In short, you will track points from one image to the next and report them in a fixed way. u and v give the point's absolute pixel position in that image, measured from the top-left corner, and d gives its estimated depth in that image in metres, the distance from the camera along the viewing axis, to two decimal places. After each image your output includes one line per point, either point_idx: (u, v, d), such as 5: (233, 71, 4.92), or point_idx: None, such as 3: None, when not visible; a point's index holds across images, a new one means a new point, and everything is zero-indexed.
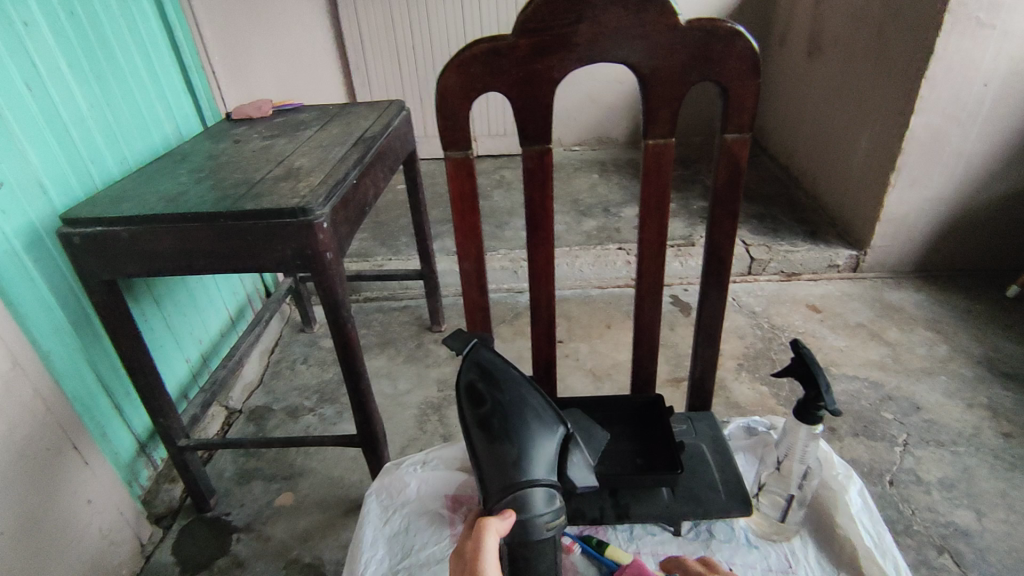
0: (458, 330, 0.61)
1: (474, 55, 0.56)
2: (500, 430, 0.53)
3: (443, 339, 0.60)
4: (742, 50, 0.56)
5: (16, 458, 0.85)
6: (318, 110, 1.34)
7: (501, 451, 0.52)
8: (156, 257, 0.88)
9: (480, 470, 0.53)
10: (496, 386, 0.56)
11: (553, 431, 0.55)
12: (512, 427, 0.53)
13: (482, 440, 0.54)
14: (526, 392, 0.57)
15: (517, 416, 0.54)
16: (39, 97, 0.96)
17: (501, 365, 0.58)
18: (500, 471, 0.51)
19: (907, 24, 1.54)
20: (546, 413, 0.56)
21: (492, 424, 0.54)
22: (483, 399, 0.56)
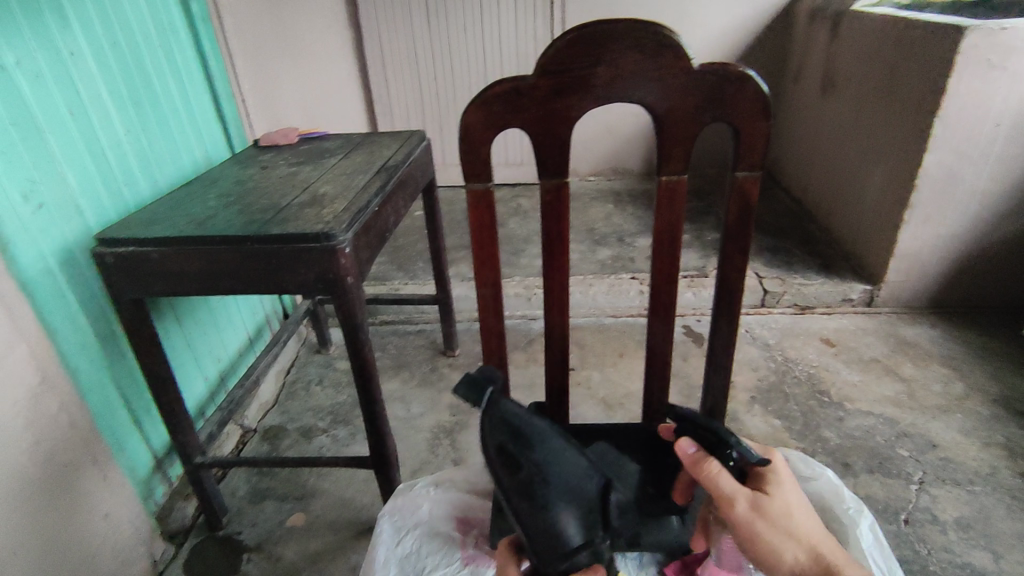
0: (473, 381, 0.61)
1: (496, 94, 0.58)
2: (543, 495, 0.57)
3: (461, 394, 0.60)
4: (754, 93, 0.58)
5: (41, 470, 0.88)
6: (343, 138, 1.38)
7: (546, 518, 0.56)
8: (184, 277, 0.92)
9: (529, 534, 0.57)
10: (526, 447, 0.59)
11: (591, 484, 0.58)
12: (555, 490, 0.57)
13: (526, 505, 0.57)
14: (557, 450, 0.60)
15: (556, 478, 0.58)
16: (80, 123, 1.01)
17: (524, 420, 0.61)
18: (553, 537, 0.55)
19: (918, 65, 1.57)
20: (581, 466, 0.60)
21: (532, 488, 0.57)
22: (517, 465, 0.58)
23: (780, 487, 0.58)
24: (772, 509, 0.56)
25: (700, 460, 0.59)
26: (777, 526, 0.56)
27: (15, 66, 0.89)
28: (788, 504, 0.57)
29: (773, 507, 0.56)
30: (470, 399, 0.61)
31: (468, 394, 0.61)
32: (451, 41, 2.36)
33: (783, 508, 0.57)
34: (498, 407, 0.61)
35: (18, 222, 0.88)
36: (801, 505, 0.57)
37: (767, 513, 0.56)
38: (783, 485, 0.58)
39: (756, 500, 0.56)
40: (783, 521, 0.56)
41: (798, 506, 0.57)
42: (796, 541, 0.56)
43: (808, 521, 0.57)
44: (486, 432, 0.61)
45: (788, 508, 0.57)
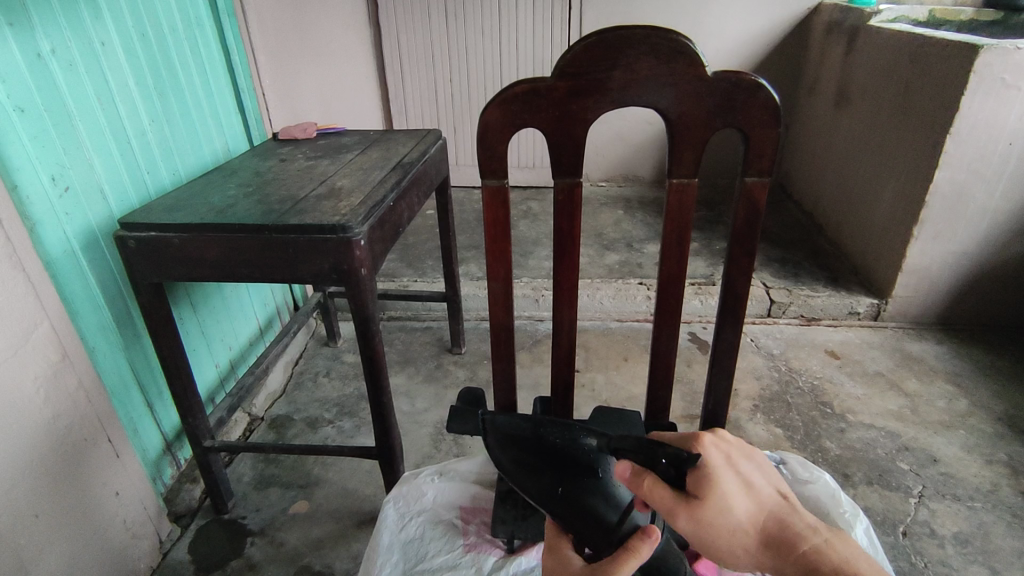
0: (459, 413, 0.68)
1: (516, 94, 0.60)
2: (573, 487, 0.60)
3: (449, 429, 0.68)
4: (764, 100, 0.60)
5: (58, 445, 0.90)
6: (360, 135, 1.41)
7: (584, 506, 0.59)
8: (202, 263, 0.94)
9: (574, 528, 0.59)
10: (540, 449, 0.62)
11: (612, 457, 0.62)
12: (580, 476, 0.60)
13: (559, 502, 0.60)
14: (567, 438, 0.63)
15: (580, 467, 0.60)
16: (108, 111, 1.04)
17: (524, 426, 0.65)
18: (596, 521, 0.58)
19: (932, 82, 1.58)
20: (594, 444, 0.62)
21: (559, 485, 0.60)
22: (538, 468, 0.62)
23: (716, 480, 0.50)
24: (715, 513, 0.49)
25: (637, 483, 0.52)
26: (722, 530, 0.49)
27: (49, 53, 0.92)
28: (730, 498, 0.50)
29: (714, 511, 0.49)
30: (469, 424, 0.68)
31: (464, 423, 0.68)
32: (469, 43, 2.39)
33: (727, 505, 0.49)
34: (499, 424, 0.66)
35: (45, 204, 0.90)
36: (740, 489, 0.51)
37: (710, 521, 0.49)
38: (718, 475, 0.50)
39: (695, 511, 0.49)
40: (730, 520, 0.49)
41: (737, 495, 0.50)
42: (747, 536, 0.49)
43: (753, 504, 0.50)
44: (497, 449, 0.65)
45: (729, 504, 0.49)
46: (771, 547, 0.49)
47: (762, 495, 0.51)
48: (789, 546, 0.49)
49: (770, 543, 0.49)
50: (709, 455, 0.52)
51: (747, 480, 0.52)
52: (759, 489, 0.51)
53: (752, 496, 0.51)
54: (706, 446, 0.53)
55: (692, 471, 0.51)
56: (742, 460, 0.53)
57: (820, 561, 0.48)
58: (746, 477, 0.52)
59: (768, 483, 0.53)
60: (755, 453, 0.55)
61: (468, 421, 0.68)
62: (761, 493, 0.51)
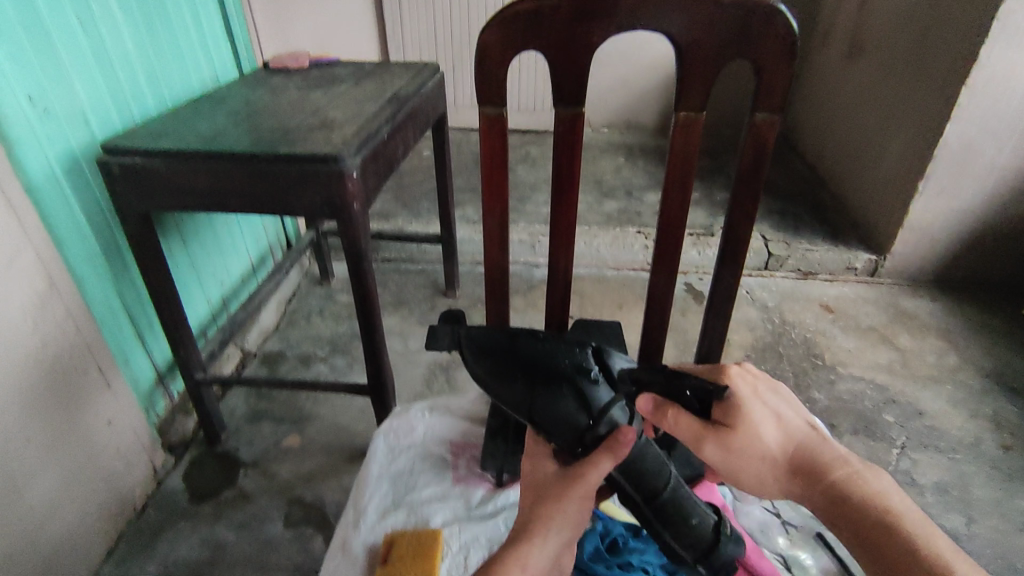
0: (432, 331, 0.63)
1: (517, 15, 0.57)
2: (548, 394, 0.59)
3: (427, 348, 0.62)
4: (781, 30, 0.56)
5: (47, 373, 0.90)
6: (354, 66, 1.35)
7: (559, 411, 0.58)
8: (190, 192, 0.91)
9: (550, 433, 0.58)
10: (513, 361, 0.61)
11: (585, 360, 0.61)
12: (554, 384, 0.59)
13: (536, 409, 0.59)
14: (539, 348, 0.61)
15: (552, 374, 0.59)
16: (88, 28, 0.99)
17: (497, 339, 0.62)
18: (571, 425, 0.57)
19: (952, 29, 1.51)
20: (566, 351, 0.61)
21: (535, 394, 0.59)
22: (516, 377, 0.60)
23: (744, 411, 0.54)
24: (744, 443, 0.54)
25: (659, 414, 0.54)
26: (750, 456, 0.54)
27: None
28: (758, 428, 0.54)
29: (742, 440, 0.53)
30: (442, 341, 0.63)
31: (440, 339, 0.63)
32: None
33: (756, 435, 0.54)
34: (471, 338, 0.62)
35: (25, 125, 0.86)
36: (769, 420, 0.55)
37: (738, 449, 0.53)
38: (747, 406, 0.54)
39: (722, 439, 0.53)
40: (758, 448, 0.54)
41: (765, 425, 0.54)
42: (774, 462, 0.54)
43: (781, 435, 0.55)
44: (471, 362, 0.62)
45: (758, 434, 0.54)
46: (797, 473, 0.54)
47: (791, 427, 0.55)
48: (815, 473, 0.54)
49: (796, 471, 0.54)
50: (736, 387, 0.55)
51: (778, 412, 0.55)
52: (788, 420, 0.55)
53: (781, 426, 0.55)
54: (735, 379, 0.56)
55: (720, 402, 0.54)
56: (770, 392, 0.56)
57: (848, 489, 0.52)
58: (776, 409, 0.56)
59: (797, 414, 0.57)
60: (787, 384, 0.58)
61: (442, 339, 0.63)
62: (790, 424, 0.55)
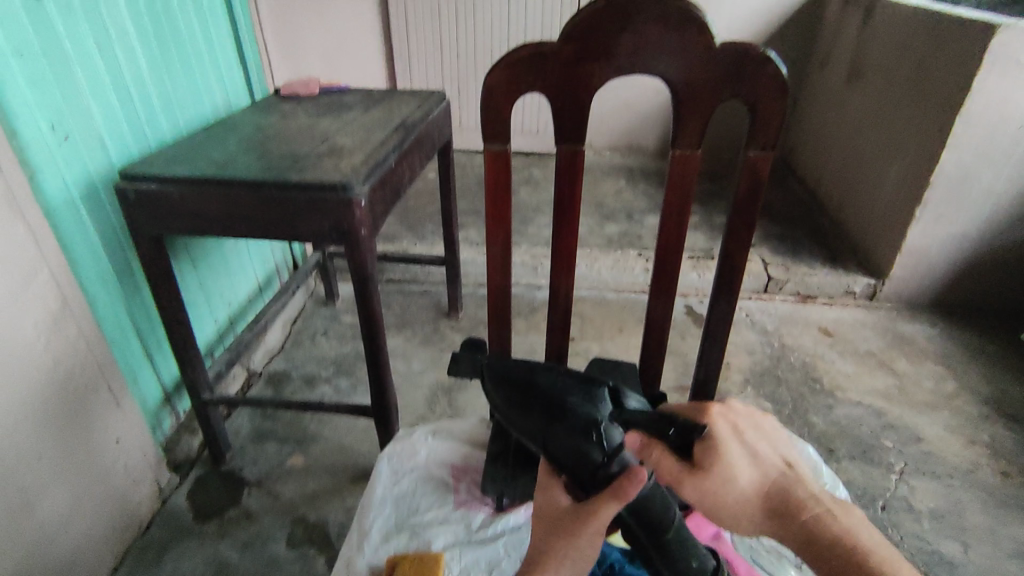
0: (456, 357, 0.70)
1: (521, 57, 0.60)
2: (561, 425, 0.59)
3: (449, 372, 0.69)
4: (773, 73, 0.59)
5: (60, 392, 0.92)
6: (363, 94, 1.39)
7: (570, 444, 0.58)
8: (202, 218, 0.94)
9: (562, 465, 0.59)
10: (531, 392, 0.63)
11: (601, 397, 0.61)
12: (568, 415, 0.60)
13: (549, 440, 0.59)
14: (556, 381, 0.63)
15: (567, 406, 0.60)
16: (107, 58, 1.03)
17: (517, 370, 0.65)
18: (582, 458, 0.57)
19: (947, 60, 1.55)
20: (583, 387, 0.62)
21: (548, 424, 0.60)
22: (531, 407, 0.62)
23: (723, 452, 0.56)
24: (722, 483, 0.55)
25: (645, 452, 0.57)
26: (727, 497, 0.55)
27: None
28: (734, 470, 0.56)
29: (720, 480, 0.55)
30: (466, 369, 0.69)
31: (462, 366, 0.69)
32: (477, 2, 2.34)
33: (732, 476, 0.55)
34: (491, 368, 0.66)
35: (45, 152, 0.90)
36: (743, 460, 0.57)
37: (715, 490, 0.55)
38: (725, 448, 0.57)
39: (699, 481, 0.55)
40: (737, 490, 0.55)
41: (742, 467, 0.56)
42: (751, 503, 0.55)
43: (756, 474, 0.57)
44: (491, 391, 0.65)
45: (735, 476, 0.55)
46: (773, 513, 0.56)
47: (766, 467, 0.57)
48: (789, 512, 0.55)
49: (771, 512, 0.56)
50: (714, 427, 0.58)
51: (752, 451, 0.58)
52: (763, 461, 0.57)
53: (757, 465, 0.57)
54: (713, 419, 0.59)
55: (697, 441, 0.56)
56: (745, 432, 0.59)
57: (819, 529, 0.54)
58: (750, 448, 0.58)
59: (773, 453, 0.59)
60: (761, 425, 0.61)
61: (464, 367, 0.69)
62: (767, 464, 0.57)
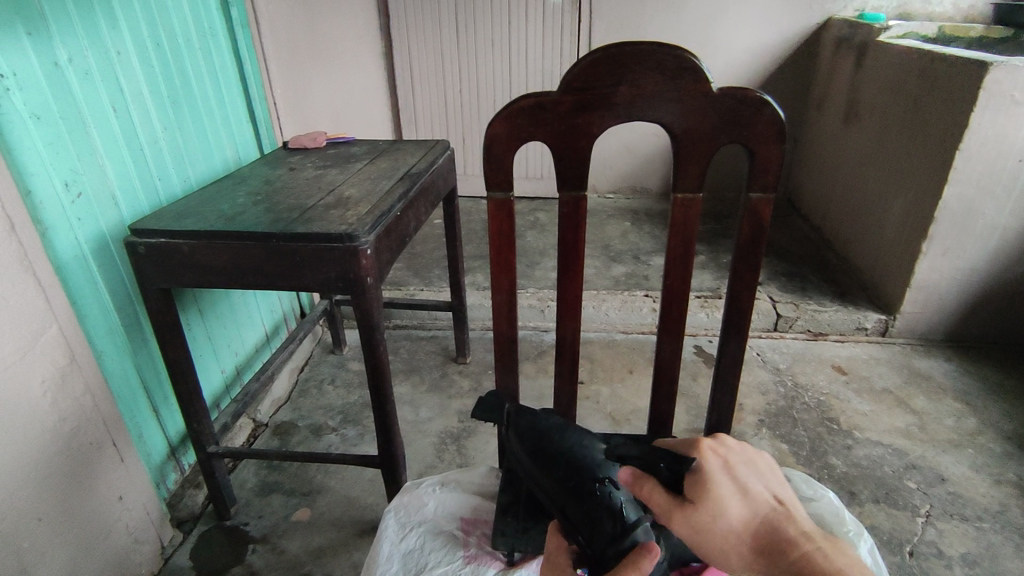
0: (483, 401, 0.70)
1: (522, 107, 0.61)
2: (581, 486, 0.60)
3: (472, 412, 0.70)
4: (770, 117, 0.60)
5: (64, 449, 0.91)
6: (369, 145, 1.42)
7: (588, 509, 0.58)
8: (210, 270, 0.95)
9: (575, 530, 0.58)
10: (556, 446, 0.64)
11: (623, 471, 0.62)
12: (590, 477, 0.60)
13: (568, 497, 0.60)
14: (581, 444, 0.64)
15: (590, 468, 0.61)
16: (121, 118, 1.06)
17: (543, 425, 0.66)
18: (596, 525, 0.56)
19: (942, 98, 1.58)
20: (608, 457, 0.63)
21: (571, 481, 0.60)
22: (556, 463, 0.63)
23: (711, 486, 0.51)
24: (709, 518, 0.50)
25: (635, 484, 0.53)
26: (714, 532, 0.50)
27: (66, 62, 0.94)
28: (723, 503, 0.51)
29: (709, 516, 0.50)
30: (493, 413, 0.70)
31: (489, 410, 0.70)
32: (479, 54, 2.41)
33: (720, 511, 0.50)
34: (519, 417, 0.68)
35: (58, 210, 0.92)
36: (735, 495, 0.52)
37: (702, 525, 0.50)
38: (714, 480, 0.52)
39: (688, 513, 0.51)
40: (726, 526, 0.50)
41: (731, 501, 0.51)
42: (739, 541, 0.50)
43: (747, 509, 0.51)
44: (515, 440, 0.67)
45: (722, 509, 0.51)
46: (764, 554, 0.50)
47: (757, 501, 0.52)
48: (782, 556, 0.49)
49: (763, 550, 0.50)
50: (706, 460, 0.53)
51: (743, 486, 0.52)
52: (754, 495, 0.52)
53: (749, 501, 0.52)
54: (705, 452, 0.54)
55: (688, 476, 0.52)
56: (741, 466, 0.54)
57: (815, 570, 0.48)
58: (741, 482, 0.53)
59: (764, 488, 0.53)
60: (759, 458, 0.56)
61: (490, 412, 0.70)
62: (757, 498, 0.52)
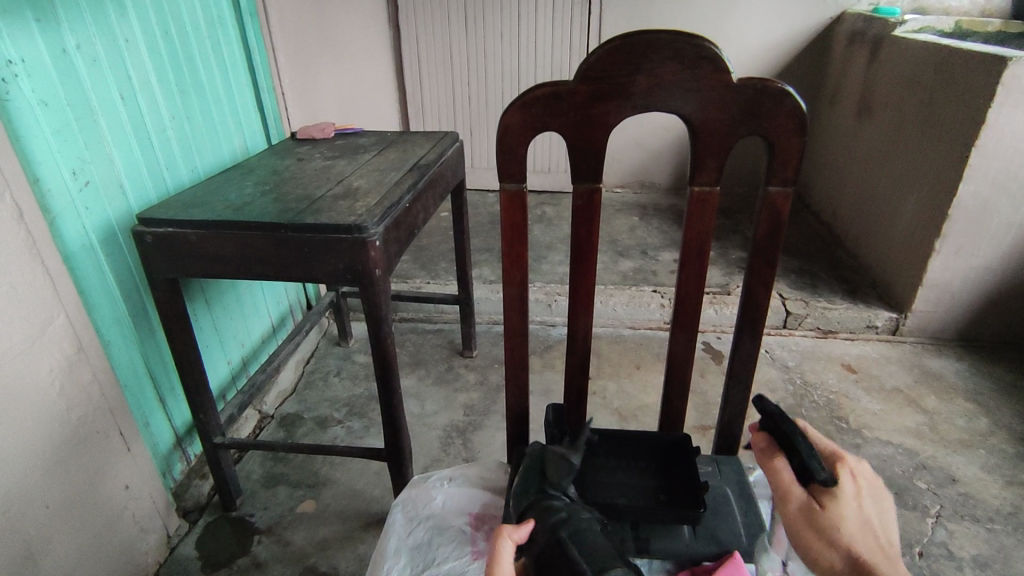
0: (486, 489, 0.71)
1: (537, 97, 0.60)
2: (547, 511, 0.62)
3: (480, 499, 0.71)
4: (791, 108, 0.59)
5: (70, 438, 0.91)
6: (377, 136, 1.41)
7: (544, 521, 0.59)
8: (217, 260, 0.94)
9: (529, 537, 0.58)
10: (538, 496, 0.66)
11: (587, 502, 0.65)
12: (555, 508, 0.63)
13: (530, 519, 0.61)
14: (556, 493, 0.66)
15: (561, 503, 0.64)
16: (129, 106, 1.05)
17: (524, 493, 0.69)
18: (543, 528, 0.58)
19: (957, 94, 1.55)
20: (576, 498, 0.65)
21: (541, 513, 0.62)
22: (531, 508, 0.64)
23: (838, 502, 0.53)
24: (822, 522, 0.53)
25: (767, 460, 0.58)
26: (820, 532, 0.53)
27: (74, 49, 0.93)
28: (842, 518, 0.53)
29: (825, 519, 0.53)
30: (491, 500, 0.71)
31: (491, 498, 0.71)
32: (488, 46, 2.39)
33: (835, 525, 0.52)
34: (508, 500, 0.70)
35: (65, 197, 0.91)
36: (856, 520, 0.53)
37: (814, 521, 0.53)
38: (842, 500, 0.53)
39: (807, 504, 0.54)
40: (834, 535, 0.52)
41: (851, 522, 0.53)
42: (837, 554, 0.52)
43: (861, 538, 0.52)
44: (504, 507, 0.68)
45: (841, 521, 0.52)
46: None
47: (872, 537, 0.52)
48: None
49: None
50: (843, 478, 0.55)
51: (868, 519, 0.53)
52: (871, 531, 0.53)
53: (866, 534, 0.52)
54: (847, 474, 0.56)
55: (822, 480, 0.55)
56: (873, 502, 0.55)
57: None
58: (867, 515, 0.54)
59: (885, 533, 0.54)
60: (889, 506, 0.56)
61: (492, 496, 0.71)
62: (876, 535, 0.53)
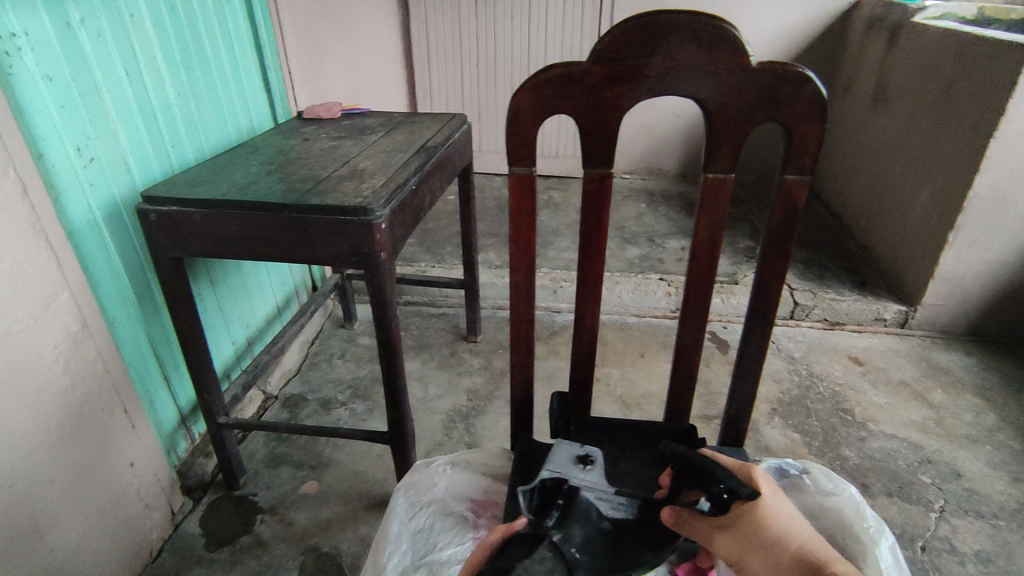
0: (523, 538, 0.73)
1: (550, 78, 0.58)
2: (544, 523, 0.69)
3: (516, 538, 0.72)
4: (811, 95, 0.57)
5: (74, 416, 0.91)
6: (384, 117, 1.39)
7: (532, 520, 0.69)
8: (222, 240, 0.93)
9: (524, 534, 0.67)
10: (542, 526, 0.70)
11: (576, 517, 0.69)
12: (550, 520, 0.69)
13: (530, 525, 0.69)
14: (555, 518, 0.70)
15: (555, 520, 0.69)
16: (134, 82, 1.04)
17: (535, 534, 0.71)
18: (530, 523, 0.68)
19: (976, 83, 1.52)
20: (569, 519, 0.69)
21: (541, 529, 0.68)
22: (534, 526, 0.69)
23: (762, 509, 0.56)
24: (753, 538, 0.56)
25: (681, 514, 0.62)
26: (753, 549, 0.55)
27: (79, 22, 0.91)
28: (767, 520, 0.56)
29: (754, 533, 0.56)
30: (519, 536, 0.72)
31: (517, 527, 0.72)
32: (498, 26, 2.35)
33: (764, 533, 0.55)
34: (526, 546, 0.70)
35: (70, 174, 0.90)
36: (780, 517, 0.56)
37: (742, 543, 0.56)
38: (764, 508, 0.56)
39: (730, 531, 0.57)
40: (767, 543, 0.55)
41: (775, 518, 0.56)
42: (775, 557, 0.54)
43: (788, 528, 0.55)
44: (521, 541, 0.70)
45: (765, 525, 0.56)
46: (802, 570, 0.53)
47: (796, 525, 0.56)
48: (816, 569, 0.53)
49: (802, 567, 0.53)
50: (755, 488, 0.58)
51: (789, 512, 0.57)
52: (799, 521, 0.57)
53: (790, 523, 0.56)
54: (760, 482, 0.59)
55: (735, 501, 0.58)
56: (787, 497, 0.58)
57: None
58: (787, 510, 0.57)
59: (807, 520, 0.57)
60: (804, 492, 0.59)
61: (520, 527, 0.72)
62: (800, 523, 0.56)
